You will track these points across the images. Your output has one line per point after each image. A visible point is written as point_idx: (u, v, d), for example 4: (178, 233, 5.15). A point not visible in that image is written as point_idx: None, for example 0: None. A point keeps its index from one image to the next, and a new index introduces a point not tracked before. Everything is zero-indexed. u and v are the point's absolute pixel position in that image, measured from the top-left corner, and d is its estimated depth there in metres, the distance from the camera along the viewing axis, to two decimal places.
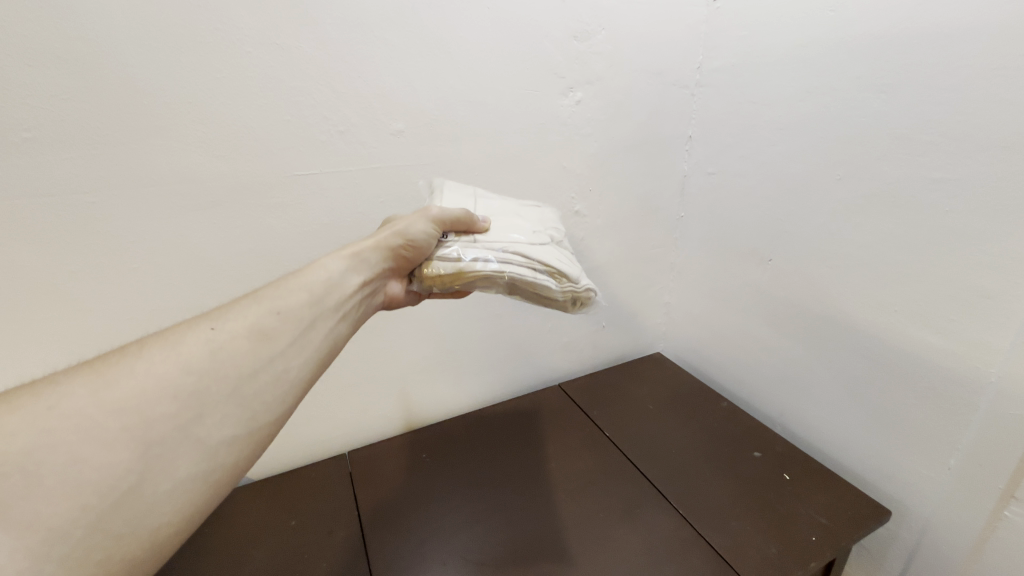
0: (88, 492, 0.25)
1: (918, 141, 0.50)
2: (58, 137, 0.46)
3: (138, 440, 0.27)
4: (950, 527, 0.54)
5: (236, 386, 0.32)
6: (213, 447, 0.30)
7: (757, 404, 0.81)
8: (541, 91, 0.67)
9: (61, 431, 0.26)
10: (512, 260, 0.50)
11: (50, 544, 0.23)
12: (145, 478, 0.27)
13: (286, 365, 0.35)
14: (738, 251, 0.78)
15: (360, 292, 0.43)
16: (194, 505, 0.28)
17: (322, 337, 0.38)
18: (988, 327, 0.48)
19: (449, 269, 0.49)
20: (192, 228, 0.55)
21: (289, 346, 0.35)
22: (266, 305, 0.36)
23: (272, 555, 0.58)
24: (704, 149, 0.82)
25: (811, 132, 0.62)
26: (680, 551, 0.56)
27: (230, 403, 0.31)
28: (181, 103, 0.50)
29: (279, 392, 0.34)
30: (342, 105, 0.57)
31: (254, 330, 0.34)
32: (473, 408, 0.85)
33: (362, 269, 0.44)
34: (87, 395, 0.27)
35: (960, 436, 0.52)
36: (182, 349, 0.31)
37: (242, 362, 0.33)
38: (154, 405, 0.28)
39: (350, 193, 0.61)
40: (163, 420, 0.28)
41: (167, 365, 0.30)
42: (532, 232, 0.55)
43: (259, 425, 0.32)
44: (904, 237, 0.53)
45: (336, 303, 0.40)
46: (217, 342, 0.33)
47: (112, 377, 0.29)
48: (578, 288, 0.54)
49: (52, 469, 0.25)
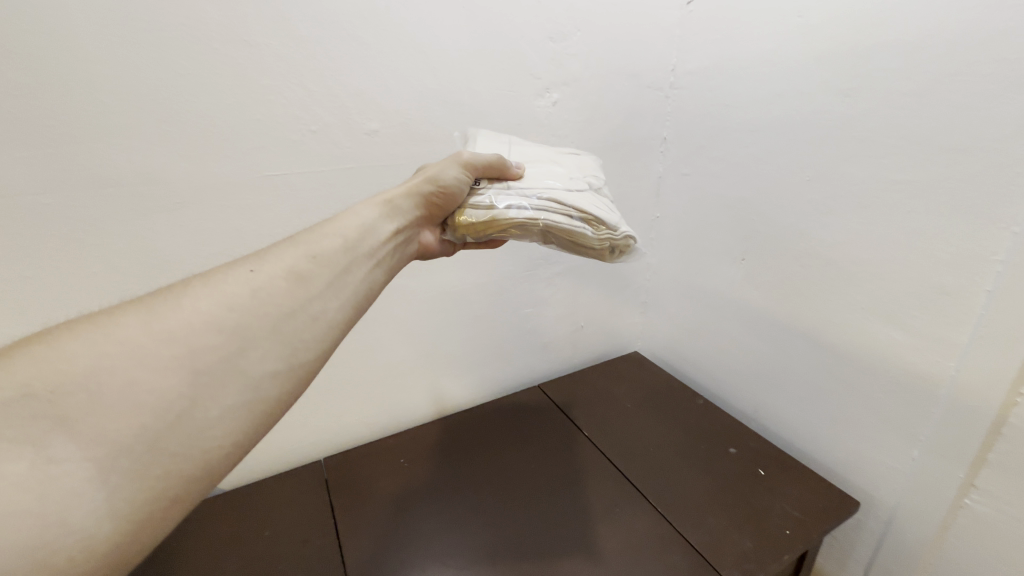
0: (145, 413, 0.26)
1: (880, 144, 0.51)
2: (7, 134, 0.44)
3: (186, 369, 0.27)
4: (915, 516, 0.56)
5: (278, 323, 0.31)
6: (258, 379, 0.30)
7: (732, 400, 0.82)
8: (517, 91, 0.67)
9: (118, 354, 0.26)
10: (548, 207, 0.49)
11: (112, 457, 0.24)
12: (195, 404, 0.27)
13: (324, 306, 0.34)
14: (712, 250, 0.80)
15: (394, 240, 0.42)
16: (242, 433, 0.29)
17: (358, 283, 0.37)
18: (946, 325, 0.50)
19: (482, 216, 0.49)
20: (156, 232, 0.53)
21: (327, 288, 0.35)
22: (302, 248, 0.35)
23: (244, 565, 0.56)
24: (679, 150, 0.83)
25: (780, 133, 0.63)
26: (659, 547, 0.57)
27: (271, 339, 0.31)
28: (145, 100, 0.48)
29: (318, 332, 0.33)
30: (314, 103, 0.56)
31: (293, 271, 0.33)
32: (451, 410, 0.84)
33: (395, 216, 0.43)
34: (139, 324, 0.28)
35: (923, 427, 0.53)
36: (225, 285, 0.31)
37: (282, 300, 0.32)
38: (200, 336, 0.28)
39: (322, 194, 0.60)
40: (208, 352, 0.28)
41: (210, 301, 0.30)
42: (569, 179, 0.53)
43: (299, 362, 0.32)
44: (870, 236, 0.55)
45: (371, 249, 0.39)
46: (257, 280, 0.32)
47: (160, 309, 0.29)
48: (616, 235, 0.53)
49: (109, 390, 0.25)
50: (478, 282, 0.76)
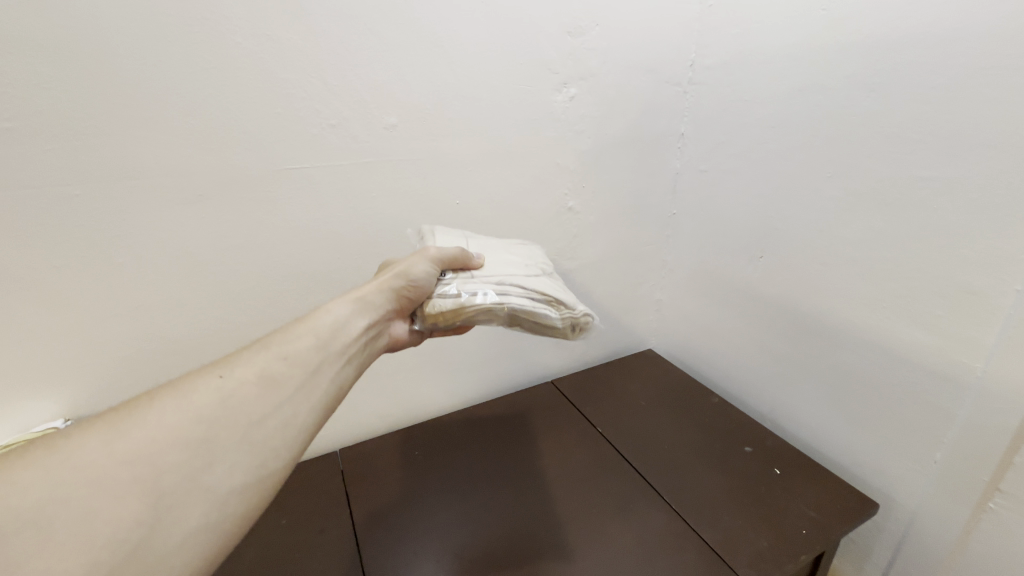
0: (102, 545, 0.24)
1: (906, 140, 0.50)
2: (37, 127, 0.45)
3: (149, 492, 0.26)
4: (936, 519, 0.55)
5: (246, 434, 0.31)
6: (224, 496, 0.29)
7: (747, 400, 0.81)
8: (534, 86, 0.67)
9: (74, 483, 0.25)
10: (512, 292, 0.52)
11: None
12: (157, 531, 0.26)
13: (294, 411, 0.34)
14: (729, 249, 0.79)
15: (365, 335, 0.43)
16: (204, 558, 0.27)
17: (328, 382, 0.37)
18: (972, 324, 0.49)
19: (449, 304, 0.50)
20: (180, 223, 0.54)
21: (298, 390, 0.35)
22: (274, 351, 0.36)
23: (262, 553, 0.58)
24: (696, 147, 0.82)
25: (802, 129, 0.62)
26: (672, 545, 0.57)
27: (241, 450, 0.30)
28: (168, 95, 0.49)
29: (289, 437, 0.33)
30: (333, 97, 0.56)
31: (263, 376, 0.34)
32: (465, 404, 0.85)
33: (367, 311, 0.44)
34: (99, 446, 0.27)
35: (946, 429, 0.52)
36: (192, 397, 0.31)
37: (252, 409, 0.32)
38: (165, 454, 0.28)
39: (341, 187, 0.61)
40: (174, 469, 0.28)
41: (178, 413, 0.30)
42: (526, 266, 0.58)
43: (268, 471, 0.31)
44: (895, 234, 0.53)
45: (343, 346, 0.40)
46: (227, 388, 0.32)
47: (122, 427, 0.28)
48: (575, 313, 0.57)
49: (62, 523, 0.24)
50: None
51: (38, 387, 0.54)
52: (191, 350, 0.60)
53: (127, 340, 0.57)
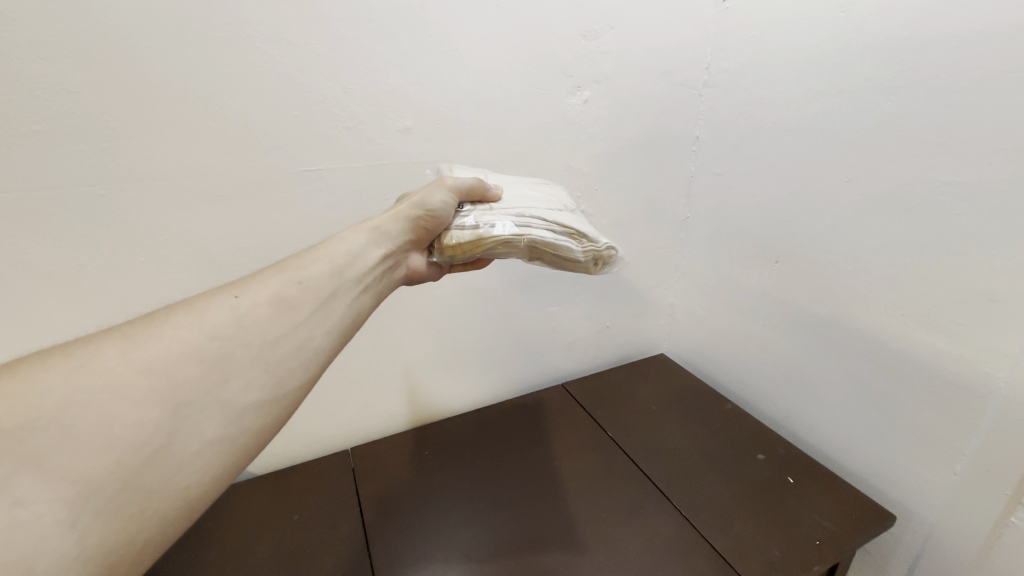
0: (120, 449, 0.26)
1: (927, 143, 0.49)
2: (66, 128, 0.47)
3: (166, 401, 0.27)
4: (956, 532, 0.54)
5: (260, 352, 0.32)
6: (240, 411, 0.30)
7: (762, 407, 0.80)
8: (548, 90, 0.67)
9: (94, 388, 0.26)
10: (532, 224, 0.52)
11: (84, 496, 0.24)
12: (174, 438, 0.27)
13: (309, 333, 0.34)
14: (744, 253, 0.78)
15: (382, 265, 0.42)
16: (221, 466, 0.29)
17: (344, 309, 0.37)
18: (995, 332, 0.47)
19: (467, 236, 0.49)
20: (201, 223, 0.55)
21: (313, 314, 0.35)
22: (288, 275, 0.36)
23: (274, 548, 0.58)
24: (712, 149, 0.81)
25: (820, 131, 0.61)
26: (682, 552, 0.56)
27: (255, 368, 0.31)
28: (190, 97, 0.50)
29: (304, 359, 0.34)
30: (350, 101, 0.57)
31: (278, 298, 0.34)
32: (476, 404, 0.85)
33: (384, 242, 0.43)
34: (117, 353, 0.28)
35: (967, 440, 0.51)
36: (206, 315, 0.31)
37: (266, 330, 0.32)
38: (181, 367, 0.29)
39: (356, 189, 0.61)
40: (190, 382, 0.29)
41: (192, 329, 0.30)
42: (546, 202, 0.57)
43: (284, 390, 0.32)
44: (915, 240, 0.52)
45: (358, 275, 0.39)
46: (241, 307, 0.33)
47: (138, 339, 0.29)
48: (598, 246, 0.56)
49: (83, 423, 0.25)
50: (503, 278, 0.76)
51: None
52: None
53: None
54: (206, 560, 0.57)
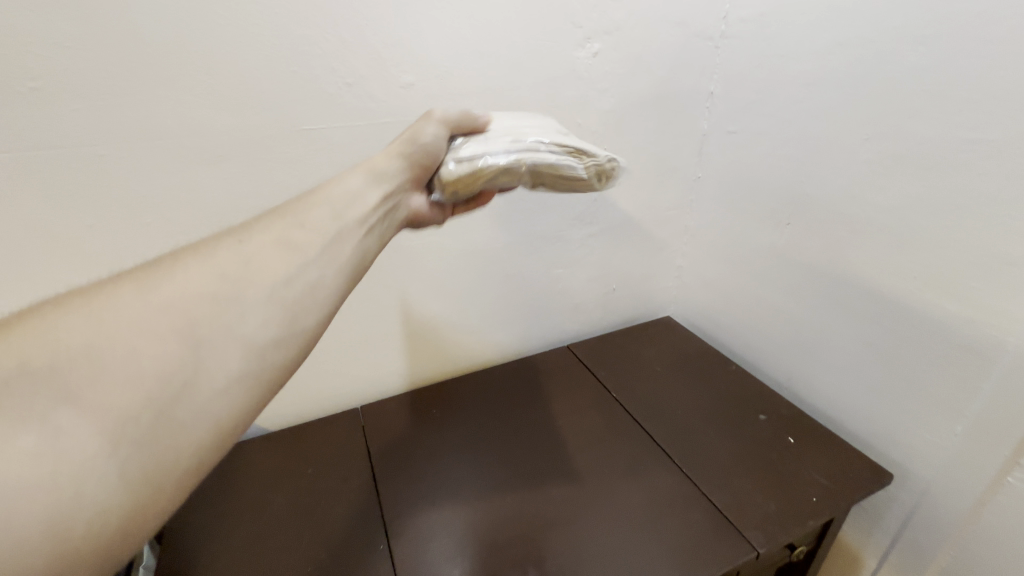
0: (146, 382, 0.26)
1: (952, 99, 0.47)
2: (63, 86, 0.46)
3: (186, 339, 0.28)
4: (951, 491, 0.55)
5: (274, 290, 0.32)
6: (260, 347, 0.30)
7: (766, 369, 0.81)
8: (556, 42, 0.64)
9: (115, 326, 0.27)
10: (530, 148, 0.50)
11: (120, 427, 0.25)
12: (199, 372, 0.28)
13: (319, 272, 0.34)
14: (755, 214, 0.76)
15: (383, 205, 0.42)
16: (248, 401, 0.29)
17: (351, 249, 0.37)
18: (1008, 296, 0.47)
19: (465, 169, 0.48)
20: (204, 184, 0.55)
21: (321, 253, 0.35)
22: (290, 219, 0.36)
23: (291, 499, 0.61)
24: (726, 106, 0.78)
25: (840, 86, 0.58)
26: (683, 508, 0.58)
27: (269, 305, 0.31)
28: (184, 53, 0.49)
29: (317, 297, 0.34)
30: (350, 56, 0.55)
31: (283, 240, 0.34)
32: (481, 365, 0.86)
33: (382, 181, 0.43)
34: (133, 295, 0.28)
35: (970, 402, 0.52)
36: (214, 258, 0.32)
37: (275, 269, 0.33)
38: (195, 306, 0.29)
39: (359, 148, 0.60)
40: (208, 321, 0.29)
41: (202, 271, 0.31)
42: (539, 128, 0.55)
43: (301, 327, 0.32)
44: (932, 201, 0.51)
45: (360, 216, 0.39)
46: (247, 250, 0.33)
47: (153, 281, 0.29)
48: (600, 161, 0.54)
49: (110, 360, 0.26)
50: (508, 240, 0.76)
51: None
52: None
53: None
54: (229, 509, 0.60)
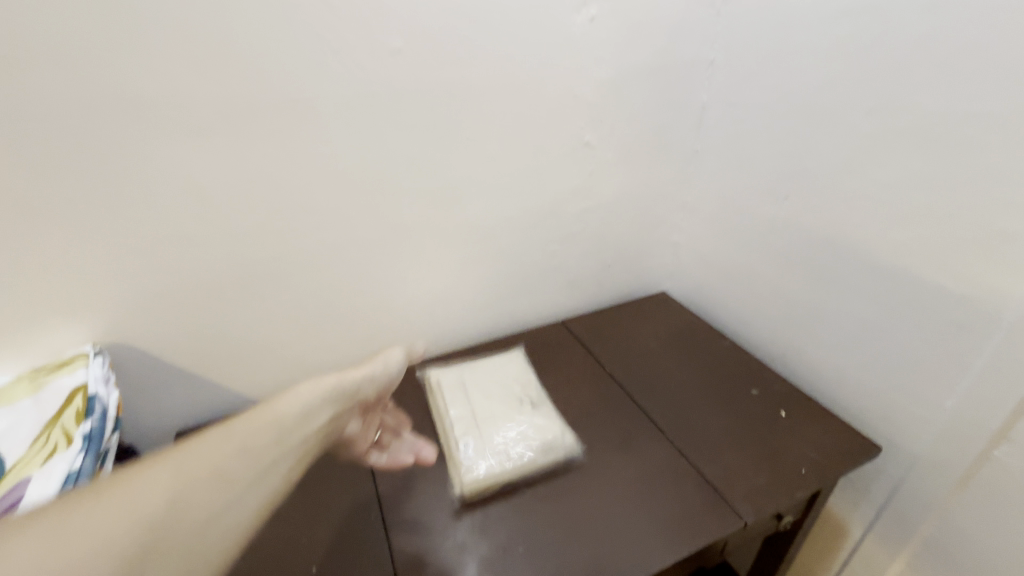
0: None
1: (960, 69, 0.46)
2: (35, 51, 0.43)
3: (111, 559, 0.27)
4: (937, 464, 0.57)
5: (197, 530, 0.31)
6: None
7: (760, 344, 0.81)
8: (552, 7, 0.62)
9: (37, 554, 0.26)
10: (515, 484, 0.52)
11: None
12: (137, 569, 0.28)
13: (245, 503, 0.33)
14: (754, 189, 0.75)
15: (312, 438, 0.42)
16: None
17: (276, 482, 0.36)
18: (1003, 271, 0.47)
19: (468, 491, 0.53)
20: (188, 156, 0.53)
21: (253, 484, 0.34)
22: (224, 445, 0.35)
23: None
24: (727, 77, 0.76)
25: (845, 54, 0.57)
26: (676, 480, 0.59)
27: (177, 554, 0.29)
28: (163, 16, 0.46)
29: (225, 528, 0.32)
30: (338, 20, 0.53)
31: (219, 470, 0.33)
32: (476, 341, 0.86)
33: (329, 406, 0.45)
34: (45, 526, 0.27)
35: (962, 377, 0.52)
36: (144, 476, 0.31)
37: (204, 496, 0.32)
38: (121, 534, 0.28)
39: (349, 119, 0.58)
40: (126, 553, 0.28)
41: (138, 492, 0.30)
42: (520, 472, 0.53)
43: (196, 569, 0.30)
44: (933, 174, 0.50)
45: (300, 442, 0.40)
46: (201, 470, 0.33)
47: (72, 512, 0.28)
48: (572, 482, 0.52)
49: None
50: (502, 216, 0.74)
51: (58, 316, 0.55)
52: (209, 288, 0.60)
53: (136, 270, 0.56)
54: None
